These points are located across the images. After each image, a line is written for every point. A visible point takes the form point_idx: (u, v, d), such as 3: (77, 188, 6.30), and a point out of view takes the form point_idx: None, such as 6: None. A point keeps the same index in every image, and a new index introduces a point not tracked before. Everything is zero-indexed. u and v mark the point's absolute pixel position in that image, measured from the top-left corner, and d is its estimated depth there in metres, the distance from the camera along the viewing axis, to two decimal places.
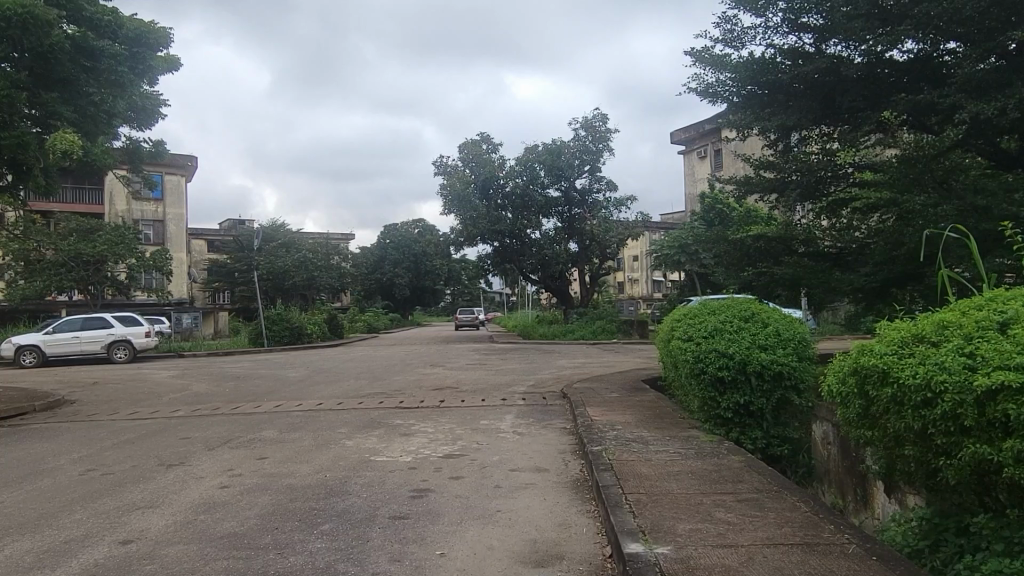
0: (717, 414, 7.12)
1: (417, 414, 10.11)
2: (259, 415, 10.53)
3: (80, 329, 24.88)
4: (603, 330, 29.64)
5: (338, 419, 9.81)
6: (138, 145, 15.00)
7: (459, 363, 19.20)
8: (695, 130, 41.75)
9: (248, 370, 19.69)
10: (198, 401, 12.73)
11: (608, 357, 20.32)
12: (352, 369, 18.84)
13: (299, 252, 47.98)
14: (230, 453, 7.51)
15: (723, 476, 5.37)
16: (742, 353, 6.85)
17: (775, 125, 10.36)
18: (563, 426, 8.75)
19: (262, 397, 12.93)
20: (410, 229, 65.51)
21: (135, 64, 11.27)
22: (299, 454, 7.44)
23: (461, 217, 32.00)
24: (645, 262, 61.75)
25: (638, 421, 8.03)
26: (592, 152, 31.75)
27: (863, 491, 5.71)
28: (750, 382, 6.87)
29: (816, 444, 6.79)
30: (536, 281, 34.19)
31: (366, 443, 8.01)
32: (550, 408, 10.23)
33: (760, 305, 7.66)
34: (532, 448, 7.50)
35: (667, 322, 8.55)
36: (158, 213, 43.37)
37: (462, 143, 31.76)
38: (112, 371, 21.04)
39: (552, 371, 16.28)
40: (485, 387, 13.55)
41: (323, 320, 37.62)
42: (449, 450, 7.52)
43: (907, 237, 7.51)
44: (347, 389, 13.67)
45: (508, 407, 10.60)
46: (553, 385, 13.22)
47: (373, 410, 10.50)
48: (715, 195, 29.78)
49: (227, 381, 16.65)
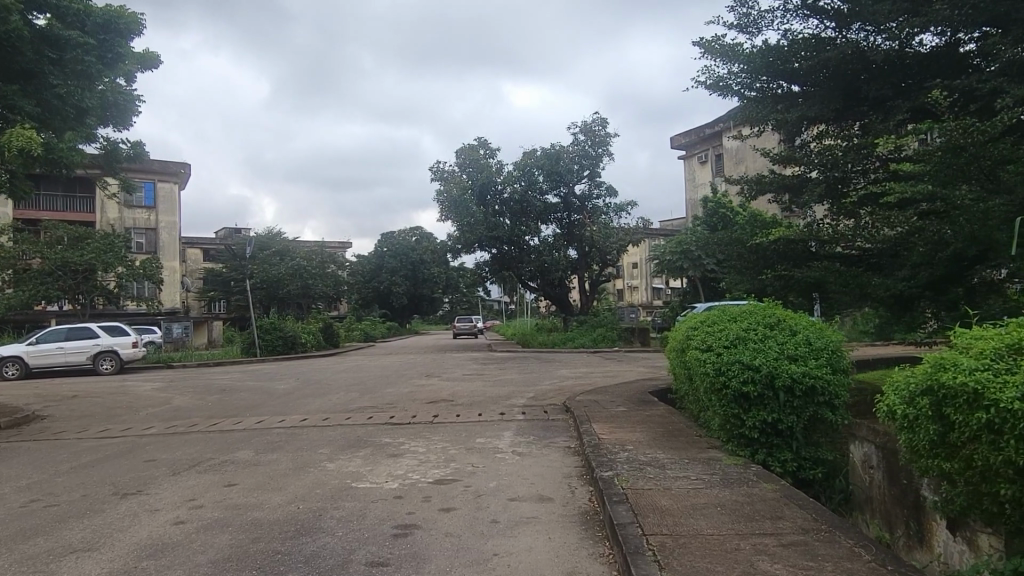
0: (740, 434, 6.34)
1: (408, 431, 9.31)
2: (237, 434, 9.72)
3: (65, 339, 24.03)
4: (604, 339, 28.89)
5: (322, 437, 9.03)
6: (116, 146, 14.25)
7: (455, 373, 18.41)
8: (696, 134, 41.09)
9: (236, 383, 18.84)
10: (176, 417, 11.93)
11: (611, 366, 19.54)
12: (344, 380, 18.01)
13: (293, 261, 47.17)
14: (195, 480, 6.71)
15: (758, 510, 4.59)
16: (768, 366, 6.09)
17: (794, 117, 9.62)
18: (566, 445, 7.96)
19: (246, 411, 12.15)
20: (408, 236, 64.20)
21: (104, 52, 10.57)
22: (274, 479, 6.66)
23: (458, 223, 31.24)
24: (646, 269, 61.06)
25: (649, 440, 7.25)
26: (592, 156, 31.08)
27: (916, 526, 4.95)
28: (778, 398, 6.10)
29: (854, 467, 6.01)
30: (535, 288, 33.38)
31: (350, 465, 7.22)
32: (551, 424, 9.44)
33: (785, 310, 6.91)
34: (533, 472, 6.71)
35: (682, 329, 7.80)
36: (151, 221, 42.59)
37: (458, 148, 31.03)
38: (95, 383, 20.21)
39: (553, 382, 15.48)
40: (482, 399, 12.78)
41: (318, 329, 36.80)
42: (440, 474, 6.73)
43: (952, 236, 6.74)
44: (336, 402, 12.88)
45: (507, 422, 9.81)
46: (554, 398, 12.43)
47: (361, 427, 9.70)
48: (718, 199, 29.08)
49: (212, 394, 15.86)
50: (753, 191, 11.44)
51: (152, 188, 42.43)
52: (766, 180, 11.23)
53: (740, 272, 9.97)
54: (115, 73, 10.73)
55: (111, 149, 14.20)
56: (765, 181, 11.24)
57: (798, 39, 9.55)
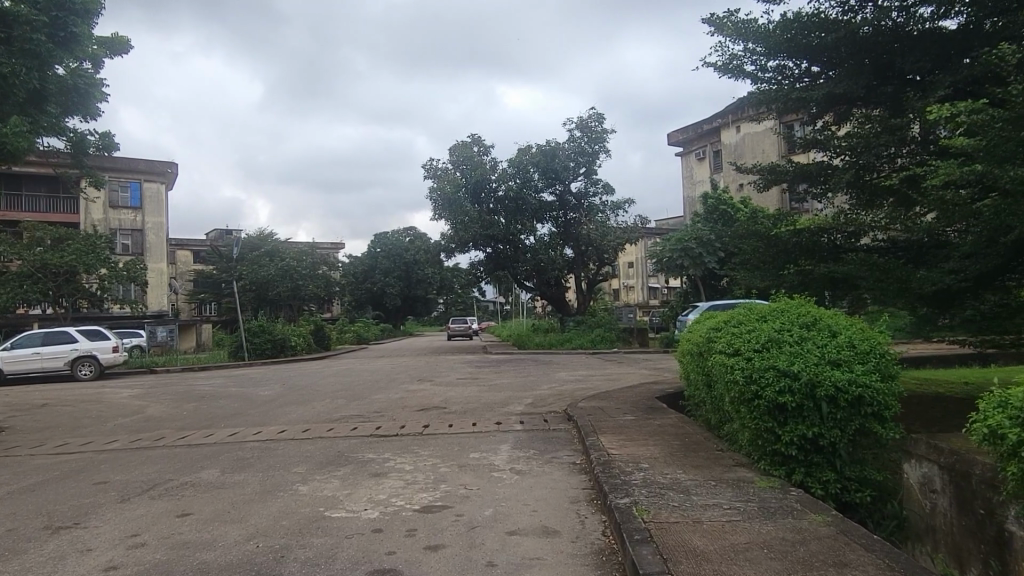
0: (774, 451, 5.48)
1: (395, 444, 8.41)
2: (206, 448, 8.81)
3: (41, 345, 23.10)
4: (603, 339, 28.04)
5: (299, 452, 8.13)
6: (83, 137, 13.31)
7: (448, 377, 17.51)
8: (693, 131, 40.32)
9: (218, 389, 17.90)
10: (144, 428, 11.02)
11: (611, 368, 18.67)
12: (332, 386, 17.07)
13: (283, 261, 46.19)
14: (145, 509, 5.82)
15: (815, 554, 3.75)
16: (807, 372, 5.23)
17: (817, 97, 8.78)
18: (571, 461, 7.06)
19: (221, 422, 11.25)
20: (401, 237, 63.15)
21: (56, 30, 9.65)
22: (236, 506, 5.76)
23: (451, 222, 30.42)
24: (642, 268, 60.32)
25: (666, 457, 6.38)
26: (588, 153, 30.30)
27: (999, 564, 4.10)
28: (820, 410, 5.24)
29: (909, 490, 5.18)
30: (531, 288, 32.57)
31: (325, 489, 6.30)
32: (553, 435, 8.55)
33: (820, 308, 6.05)
34: (535, 496, 5.83)
35: (701, 330, 6.94)
36: (137, 222, 41.58)
37: (451, 146, 30.14)
38: (71, 390, 19.23)
39: (551, 386, 14.60)
40: (477, 406, 11.88)
41: (308, 332, 35.80)
42: (428, 499, 5.84)
43: (1015, 221, 5.89)
44: (320, 411, 11.96)
45: (503, 433, 8.92)
46: (554, 404, 11.55)
47: (344, 441, 8.81)
48: (719, 196, 28.29)
49: (190, 402, 14.95)
50: (767, 181, 10.63)
51: (136, 187, 41.47)
52: (782, 170, 10.42)
53: (758, 269, 9.19)
54: (67, 52, 9.84)
55: (77, 139, 13.24)
56: (781, 171, 10.44)
57: (822, 11, 8.70)
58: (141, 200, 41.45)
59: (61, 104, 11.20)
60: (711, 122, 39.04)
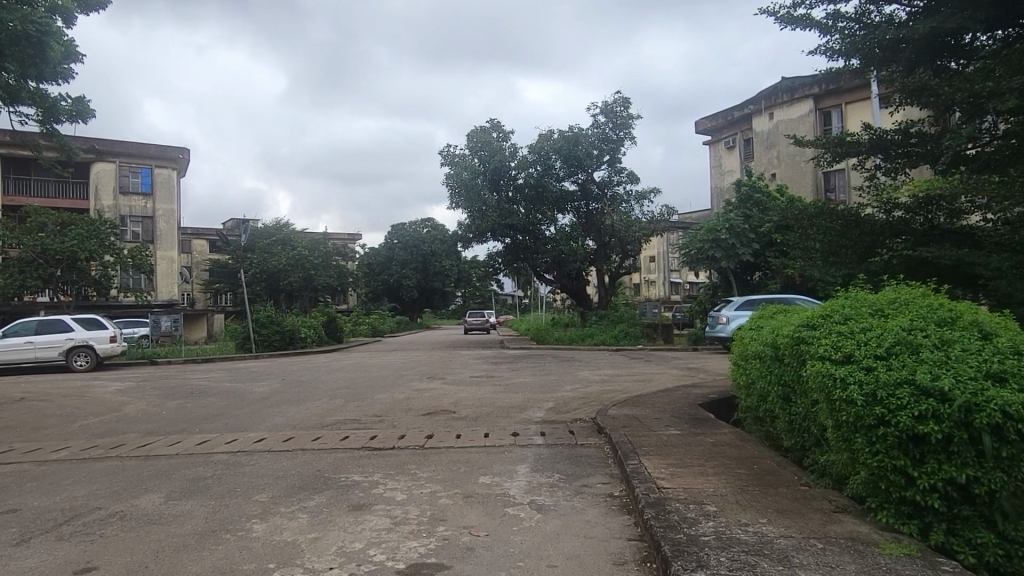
0: (903, 499, 3.86)
1: (387, 463, 6.85)
2: (164, 462, 7.33)
3: (35, 334, 21.86)
4: (627, 336, 26.44)
5: (272, 471, 6.61)
6: (58, 100, 11.94)
7: (461, 375, 15.96)
8: (723, 117, 38.39)
9: (212, 384, 16.49)
10: (107, 433, 9.55)
11: (638, 367, 17.06)
12: (334, 382, 15.61)
13: (295, 250, 45.01)
14: (38, 559, 4.33)
15: None
16: (964, 392, 3.57)
17: (921, 32, 7.05)
18: (609, 493, 5.48)
19: (197, 426, 9.78)
20: (418, 228, 61.88)
21: None
22: (159, 560, 4.25)
23: (468, 211, 28.83)
24: (665, 262, 58.64)
25: (737, 492, 4.86)
26: (613, 140, 28.66)
27: None
28: (979, 445, 3.56)
29: None
30: (551, 280, 30.96)
31: (285, 531, 4.76)
32: (582, 454, 6.96)
33: (956, 301, 4.42)
34: (564, 553, 4.22)
35: (784, 327, 5.33)
36: (148, 209, 40.41)
37: (469, 131, 28.62)
38: (58, 383, 17.96)
39: (576, 388, 13.00)
40: (491, 411, 10.31)
41: (320, 323, 34.50)
42: (420, 552, 4.29)
43: None
44: (312, 414, 10.48)
45: (522, 449, 7.34)
46: (579, 411, 9.97)
47: (328, 456, 7.29)
48: (753, 182, 26.27)
49: (176, 400, 13.54)
50: (832, 156, 9.03)
51: (148, 173, 40.35)
52: (853, 143, 8.79)
53: (832, 261, 7.88)
54: None
55: (50, 103, 11.85)
56: (852, 143, 8.81)
57: None
58: (152, 187, 40.26)
59: (12, 55, 9.93)
60: (741, 108, 37.20)
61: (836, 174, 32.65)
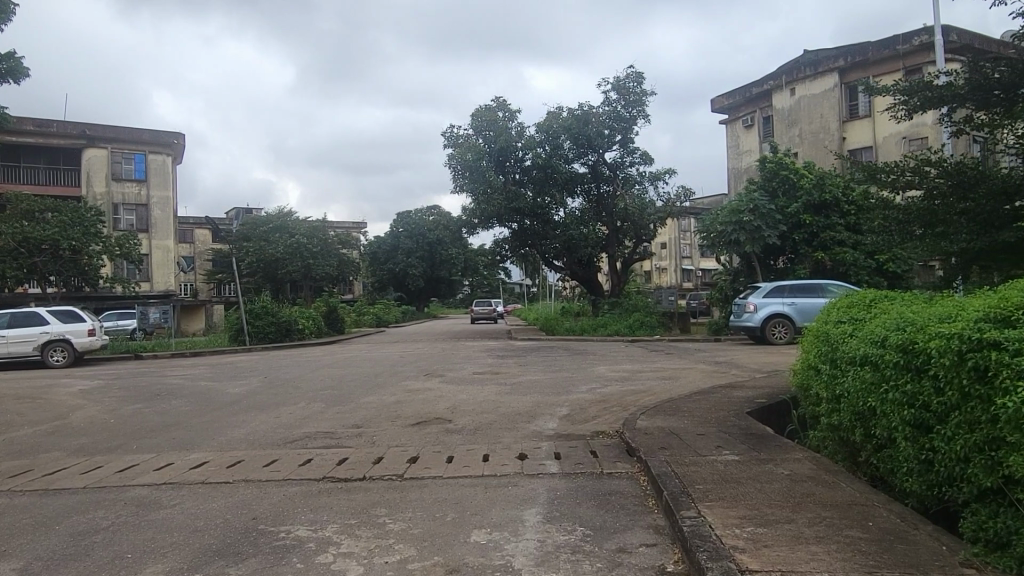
0: None
1: (350, 505, 5.09)
2: (62, 499, 5.60)
3: (7, 328, 20.24)
4: (642, 326, 24.61)
5: (190, 519, 4.84)
6: None
7: (462, 372, 14.15)
8: (740, 94, 36.28)
9: (188, 383, 14.77)
10: (28, 450, 7.84)
11: (660, 362, 15.14)
12: (320, 382, 13.82)
13: (293, 237, 43.31)
14: None
15: None
16: None
17: None
18: (663, 567, 3.73)
19: (136, 442, 8.02)
20: (424, 215, 59.84)
21: None
22: None
23: (471, 193, 27.09)
24: (676, 249, 56.67)
25: None
26: (626, 118, 26.69)
27: None
28: None
29: None
30: (560, 268, 29.06)
31: None
32: (610, 492, 5.18)
33: None
34: None
35: (941, 323, 3.61)
36: (142, 197, 38.74)
37: (473, 110, 26.71)
38: (24, 381, 16.30)
39: (591, 389, 11.20)
40: (494, 421, 8.51)
41: (319, 314, 32.75)
42: None
43: None
44: (280, 425, 8.74)
45: (531, 481, 5.57)
46: (600, 422, 8.16)
47: (276, 491, 5.53)
48: (778, 158, 23.89)
49: (135, 404, 11.81)
50: (913, 105, 7.38)
51: (142, 160, 38.61)
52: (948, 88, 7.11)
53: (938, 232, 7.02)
54: None
55: None
56: (945, 91, 7.11)
57: None
58: (146, 173, 38.56)
59: None
60: (761, 85, 35.16)
61: (863, 151, 30.82)
